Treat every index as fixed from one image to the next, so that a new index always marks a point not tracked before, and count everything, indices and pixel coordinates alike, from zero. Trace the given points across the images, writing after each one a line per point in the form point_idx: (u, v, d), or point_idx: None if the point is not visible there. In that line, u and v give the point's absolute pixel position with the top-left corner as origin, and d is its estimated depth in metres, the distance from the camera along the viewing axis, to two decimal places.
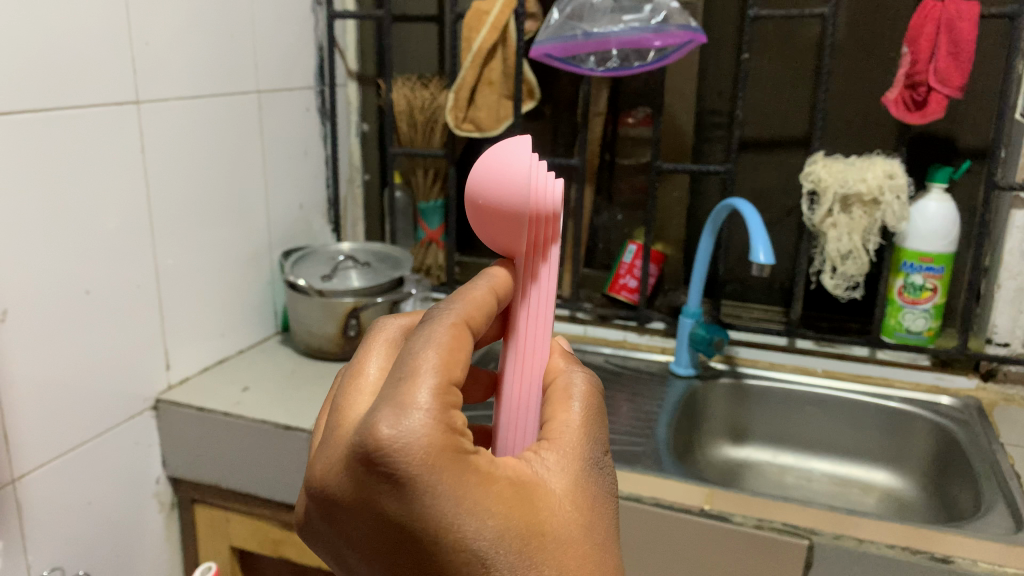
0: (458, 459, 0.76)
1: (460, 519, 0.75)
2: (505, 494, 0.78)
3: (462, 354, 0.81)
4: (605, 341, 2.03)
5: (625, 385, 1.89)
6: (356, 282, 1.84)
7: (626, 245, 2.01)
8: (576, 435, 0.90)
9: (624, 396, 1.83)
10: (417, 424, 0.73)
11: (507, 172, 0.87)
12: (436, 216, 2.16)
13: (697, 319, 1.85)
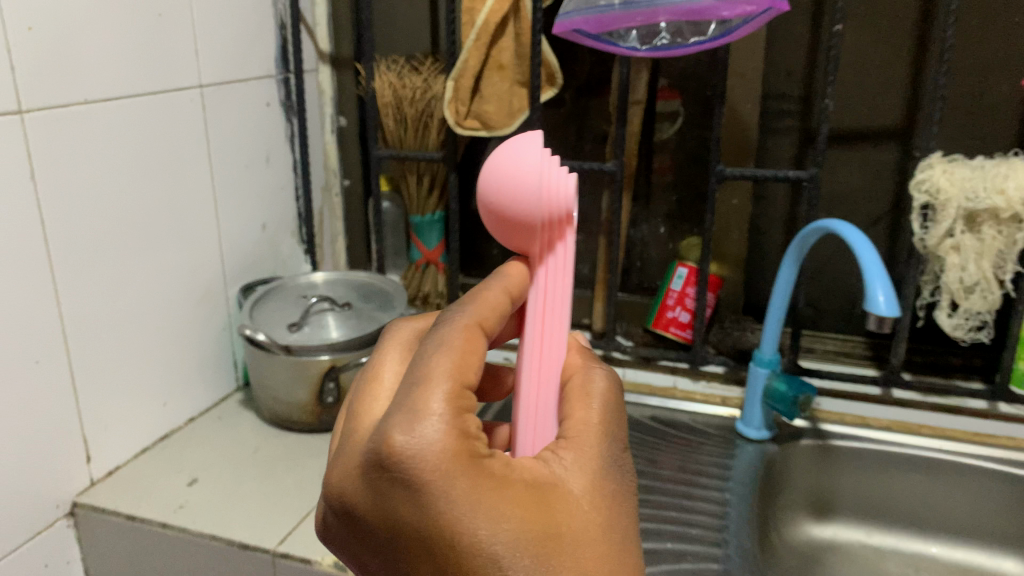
0: (473, 466, 0.74)
1: (476, 528, 0.74)
2: (523, 499, 0.77)
3: (476, 356, 0.80)
4: (649, 389, 1.64)
5: (678, 454, 1.50)
6: (335, 333, 1.43)
7: (675, 268, 1.60)
8: (597, 433, 0.88)
9: (681, 474, 1.44)
10: (430, 433, 0.72)
11: (518, 172, 0.83)
12: (435, 233, 1.74)
13: (773, 369, 1.46)
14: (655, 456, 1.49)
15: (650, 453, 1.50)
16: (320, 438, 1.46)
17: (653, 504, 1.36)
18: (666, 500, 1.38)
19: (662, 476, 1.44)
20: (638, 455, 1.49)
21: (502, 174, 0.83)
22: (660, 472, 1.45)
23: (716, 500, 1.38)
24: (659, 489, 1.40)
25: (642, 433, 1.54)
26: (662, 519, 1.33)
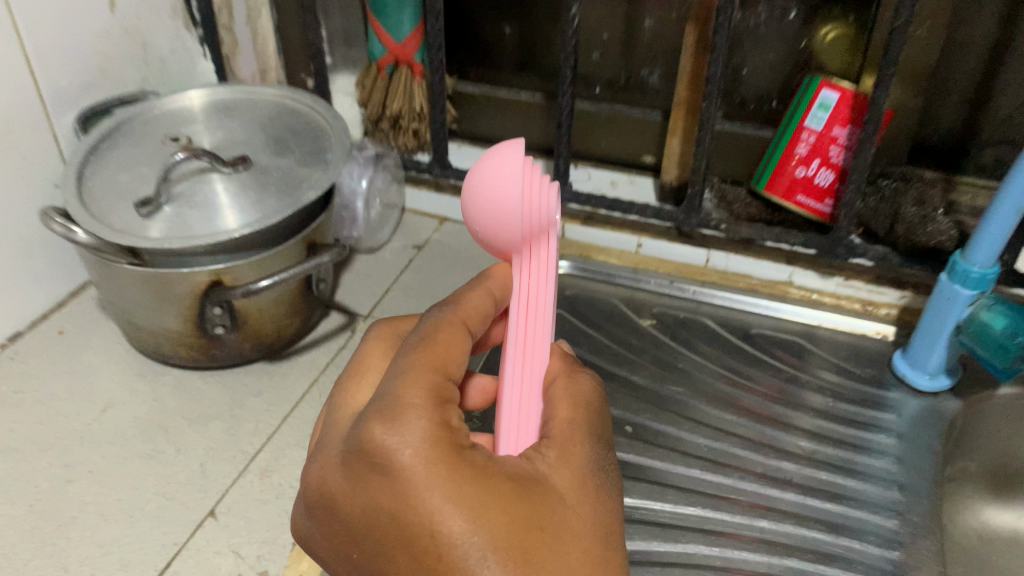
0: (453, 449, 0.49)
1: (449, 523, 0.47)
2: (517, 492, 0.50)
3: (462, 349, 0.56)
4: (747, 285, 1.04)
5: (802, 411, 0.90)
6: (224, 219, 0.81)
7: (817, 91, 0.91)
8: (579, 434, 0.57)
9: (808, 451, 0.85)
10: (407, 418, 0.49)
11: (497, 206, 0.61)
12: (404, 14, 1.04)
13: (982, 291, 0.83)
14: (764, 414, 0.89)
15: (755, 407, 0.90)
16: (215, 384, 0.89)
17: (772, 521, 0.78)
18: (791, 509, 0.79)
19: (780, 455, 0.84)
20: (733, 410, 0.89)
21: (478, 191, 0.61)
22: (774, 446, 0.85)
23: (877, 511, 0.79)
24: (777, 484, 0.81)
25: (740, 369, 0.95)
26: (793, 557, 0.75)
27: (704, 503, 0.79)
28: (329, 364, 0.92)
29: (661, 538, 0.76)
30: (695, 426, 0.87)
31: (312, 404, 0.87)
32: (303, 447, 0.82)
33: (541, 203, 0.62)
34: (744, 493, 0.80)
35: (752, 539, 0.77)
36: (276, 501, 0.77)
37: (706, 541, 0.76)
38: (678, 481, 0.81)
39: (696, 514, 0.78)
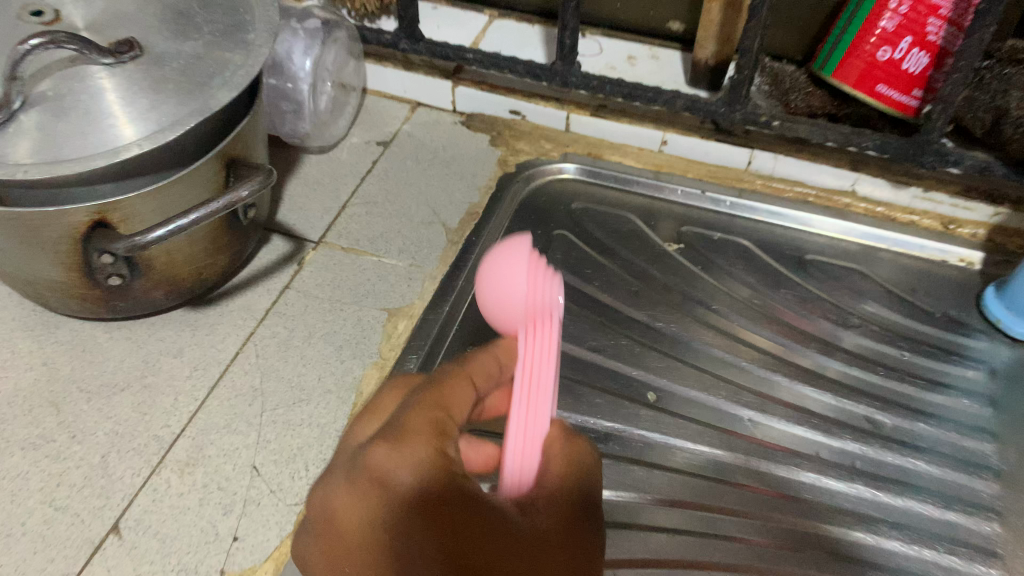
0: (441, 475, 0.39)
1: (414, 553, 0.37)
2: (508, 537, 0.38)
3: (468, 398, 0.45)
4: (797, 198, 0.83)
5: (869, 369, 0.71)
6: (120, 133, 0.56)
7: None
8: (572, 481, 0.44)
9: (881, 427, 0.68)
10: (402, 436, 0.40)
11: (505, 292, 0.51)
12: None
13: None
14: (822, 376, 0.71)
15: (811, 365, 0.72)
16: (124, 341, 0.70)
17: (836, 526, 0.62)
18: (862, 509, 0.63)
19: (846, 432, 0.67)
20: (783, 370, 0.71)
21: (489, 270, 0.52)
22: (839, 419, 0.68)
23: (970, 513, 0.62)
24: (842, 474, 0.64)
25: (791, 310, 0.75)
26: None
27: (751, 504, 0.62)
28: (268, 309, 0.72)
29: (699, 553, 0.59)
30: (736, 392, 0.69)
31: (245, 370, 0.68)
32: (234, 430, 0.64)
33: (548, 291, 0.50)
34: (802, 488, 0.64)
35: (812, 552, 0.60)
36: (200, 510, 0.60)
37: (754, 557, 0.60)
38: (715, 471, 0.64)
39: (743, 520, 0.61)
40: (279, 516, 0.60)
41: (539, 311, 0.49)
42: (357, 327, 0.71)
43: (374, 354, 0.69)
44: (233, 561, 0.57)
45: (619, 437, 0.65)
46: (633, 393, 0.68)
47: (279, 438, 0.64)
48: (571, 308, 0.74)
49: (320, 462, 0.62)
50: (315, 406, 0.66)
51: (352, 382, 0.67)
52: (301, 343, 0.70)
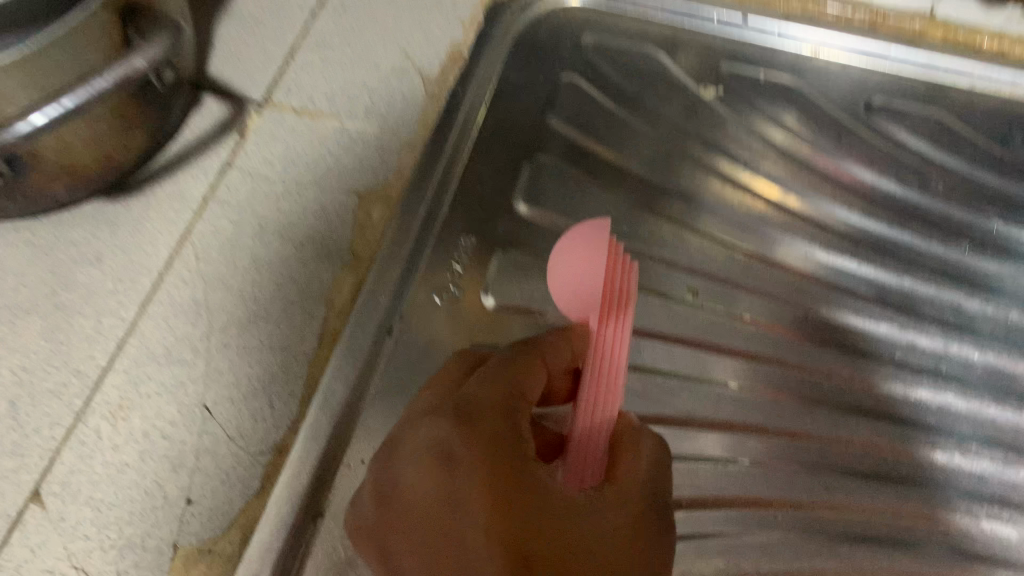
0: (507, 455, 0.37)
1: (473, 530, 0.35)
2: (574, 523, 0.36)
3: (541, 386, 0.41)
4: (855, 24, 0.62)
5: (944, 237, 0.60)
6: None
7: None
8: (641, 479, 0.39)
9: (957, 312, 0.59)
10: (472, 415, 0.39)
11: (578, 284, 0.44)
12: None
13: None
14: (887, 254, 0.60)
15: (874, 239, 0.61)
16: (23, 241, 0.55)
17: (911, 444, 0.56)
18: (936, 421, 0.56)
19: (919, 329, 0.59)
20: (844, 250, 0.60)
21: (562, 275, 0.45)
22: (912, 309, 0.59)
23: None
24: (918, 383, 0.57)
25: (854, 170, 0.62)
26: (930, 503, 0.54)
27: (819, 425, 0.55)
28: (207, 196, 0.57)
29: (760, 486, 0.53)
30: (785, 283, 0.59)
31: (185, 280, 0.54)
32: (176, 361, 0.51)
33: (623, 276, 0.44)
34: (875, 403, 0.56)
35: (881, 475, 0.55)
36: (142, 468, 0.48)
37: (819, 487, 0.54)
38: (771, 384, 0.56)
39: (808, 443, 0.55)
40: (242, 470, 0.48)
41: (616, 298, 0.43)
42: (320, 216, 0.56)
43: (346, 254, 0.55)
44: (189, 531, 0.47)
45: (655, 347, 0.55)
46: (668, 290, 0.57)
47: (234, 369, 0.51)
48: (587, 179, 0.60)
49: (288, 398, 0.51)
50: (275, 325, 0.53)
51: (320, 291, 0.54)
52: (252, 240, 0.55)
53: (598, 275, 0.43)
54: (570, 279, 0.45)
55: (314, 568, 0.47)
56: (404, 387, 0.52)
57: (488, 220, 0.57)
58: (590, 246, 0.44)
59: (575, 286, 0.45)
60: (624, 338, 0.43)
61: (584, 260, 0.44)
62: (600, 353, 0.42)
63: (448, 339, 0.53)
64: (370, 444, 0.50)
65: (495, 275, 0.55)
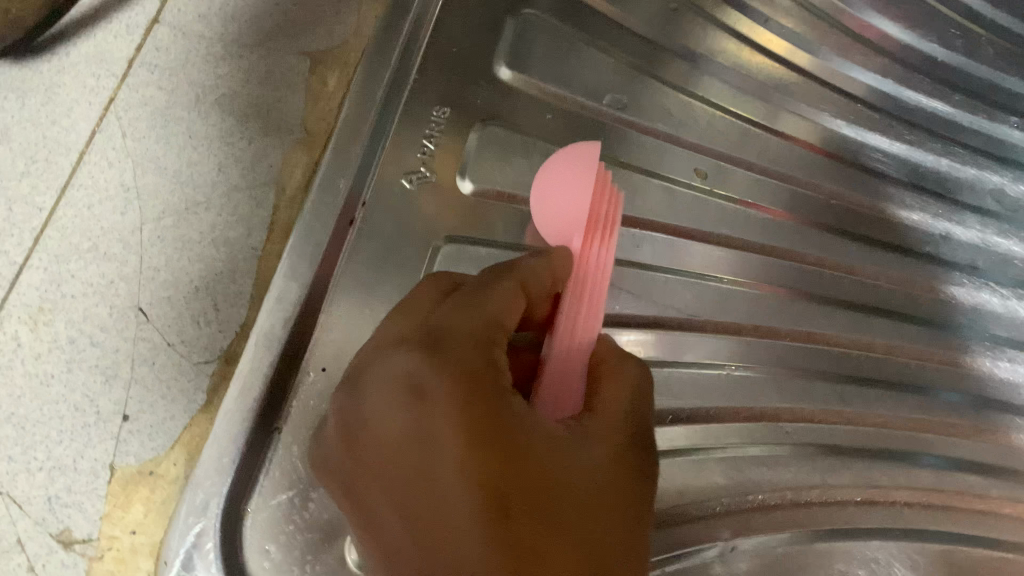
0: (486, 383, 0.30)
1: (447, 474, 0.29)
2: (560, 462, 0.30)
3: (518, 310, 0.34)
4: None
5: (971, 111, 0.56)
6: None
7: None
8: (628, 411, 0.34)
9: (973, 192, 0.56)
10: (447, 342, 0.32)
11: (560, 204, 0.41)
12: None
13: None
14: (910, 131, 0.55)
15: (901, 117, 0.55)
16: None
17: (922, 348, 0.54)
18: (944, 319, 0.55)
19: (937, 217, 0.55)
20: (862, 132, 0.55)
21: (546, 192, 0.42)
22: (933, 194, 0.55)
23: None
24: (932, 279, 0.54)
25: (889, 33, 0.54)
26: (934, 411, 0.53)
27: (839, 326, 0.51)
28: (132, 59, 0.48)
29: (769, 395, 0.49)
30: (802, 165, 0.53)
31: (110, 160, 0.46)
32: (105, 256, 0.44)
33: (608, 201, 0.41)
34: (892, 300, 0.53)
35: (894, 381, 0.53)
36: (69, 379, 0.42)
37: (831, 395, 0.50)
38: (788, 282, 0.51)
39: (825, 346, 0.51)
40: (184, 382, 0.43)
41: (601, 220, 0.40)
42: (266, 83, 0.48)
43: (297, 127, 0.48)
44: (127, 450, 0.41)
45: (656, 240, 0.48)
46: (673, 171, 0.49)
47: (171, 265, 0.44)
48: (582, 38, 0.51)
49: (234, 299, 0.44)
50: (218, 214, 0.46)
51: (268, 173, 0.47)
52: (186, 113, 0.47)
53: (581, 193, 0.41)
54: (552, 199, 0.42)
55: (270, 487, 0.42)
56: (369, 284, 0.45)
57: (466, 87, 0.48)
58: (575, 159, 0.42)
59: (555, 206, 0.42)
60: (607, 262, 0.40)
61: (567, 175, 0.42)
62: (584, 273, 0.38)
63: (419, 229, 0.46)
64: (329, 349, 0.44)
65: (474, 154, 0.48)
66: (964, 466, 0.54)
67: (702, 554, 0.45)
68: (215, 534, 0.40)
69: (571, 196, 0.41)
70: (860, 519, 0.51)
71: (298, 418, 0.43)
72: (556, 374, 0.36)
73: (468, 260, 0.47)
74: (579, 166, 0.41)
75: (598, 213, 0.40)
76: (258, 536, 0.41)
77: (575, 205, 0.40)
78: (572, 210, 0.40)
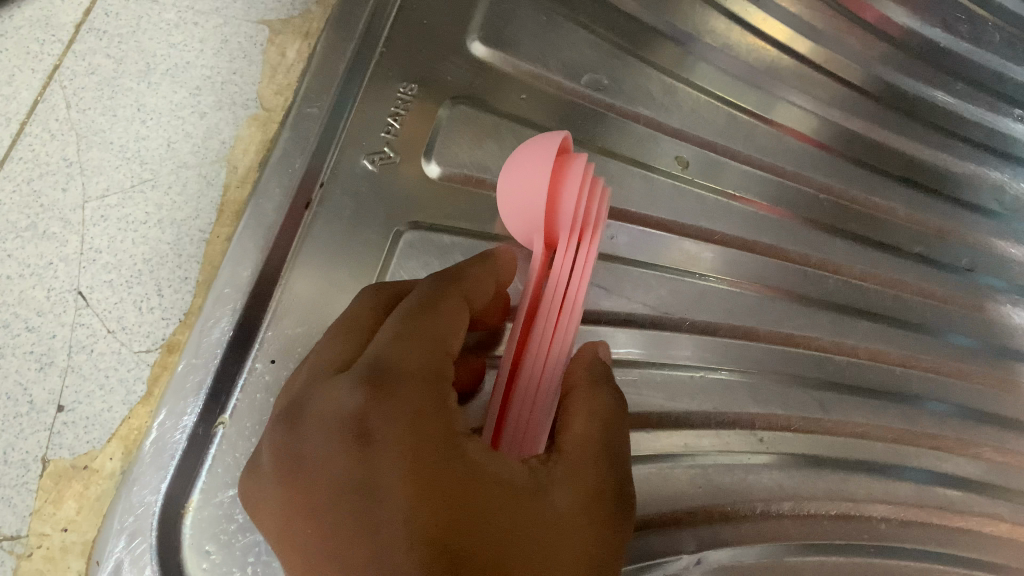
0: (437, 429, 0.28)
1: (393, 526, 0.26)
2: (512, 515, 0.28)
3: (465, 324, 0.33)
4: None
5: (974, 101, 0.53)
6: None
7: None
8: (596, 448, 0.31)
9: (971, 189, 0.54)
10: (393, 380, 0.29)
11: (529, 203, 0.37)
12: None
13: None
14: (904, 122, 0.53)
15: (898, 107, 0.53)
16: None
17: (909, 354, 0.51)
18: (932, 323, 0.52)
19: (930, 213, 0.53)
20: (855, 125, 0.52)
21: (511, 189, 0.37)
22: (928, 190, 0.53)
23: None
24: (919, 279, 0.52)
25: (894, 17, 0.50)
26: (917, 422, 0.51)
27: (822, 330, 0.49)
28: (79, 24, 0.45)
29: (742, 400, 0.46)
30: (792, 155, 0.50)
31: (53, 131, 0.43)
32: (44, 236, 0.41)
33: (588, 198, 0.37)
34: (879, 302, 0.51)
35: (880, 390, 0.51)
36: (2, 366, 0.39)
37: (811, 404, 0.48)
38: (769, 280, 0.48)
39: (806, 350, 0.49)
40: (124, 372, 0.40)
41: (575, 223, 0.36)
42: (221, 54, 0.46)
43: (253, 102, 0.46)
44: (60, 442, 0.39)
45: (633, 231, 0.45)
46: (652, 158, 0.47)
47: (114, 246, 0.42)
48: (563, 13, 0.48)
49: (181, 284, 0.42)
50: (166, 192, 0.43)
51: (221, 150, 0.45)
52: (136, 84, 0.45)
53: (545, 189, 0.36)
54: (521, 197, 0.37)
55: (212, 483, 0.38)
56: (325, 270, 0.42)
57: (436, 62, 0.46)
58: (540, 153, 0.36)
59: (525, 207, 0.37)
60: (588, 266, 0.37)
61: (530, 168, 0.37)
62: (556, 285, 0.36)
63: (380, 211, 0.43)
64: (281, 341, 0.40)
65: (444, 131, 0.44)
66: (942, 479, 0.52)
67: (666, 566, 0.43)
68: (150, 534, 0.37)
69: (536, 198, 0.36)
70: (833, 531, 0.49)
71: (245, 409, 0.39)
72: (526, 398, 0.34)
73: (431, 249, 0.43)
74: (540, 156, 0.36)
75: (570, 216, 0.36)
76: (197, 537, 0.37)
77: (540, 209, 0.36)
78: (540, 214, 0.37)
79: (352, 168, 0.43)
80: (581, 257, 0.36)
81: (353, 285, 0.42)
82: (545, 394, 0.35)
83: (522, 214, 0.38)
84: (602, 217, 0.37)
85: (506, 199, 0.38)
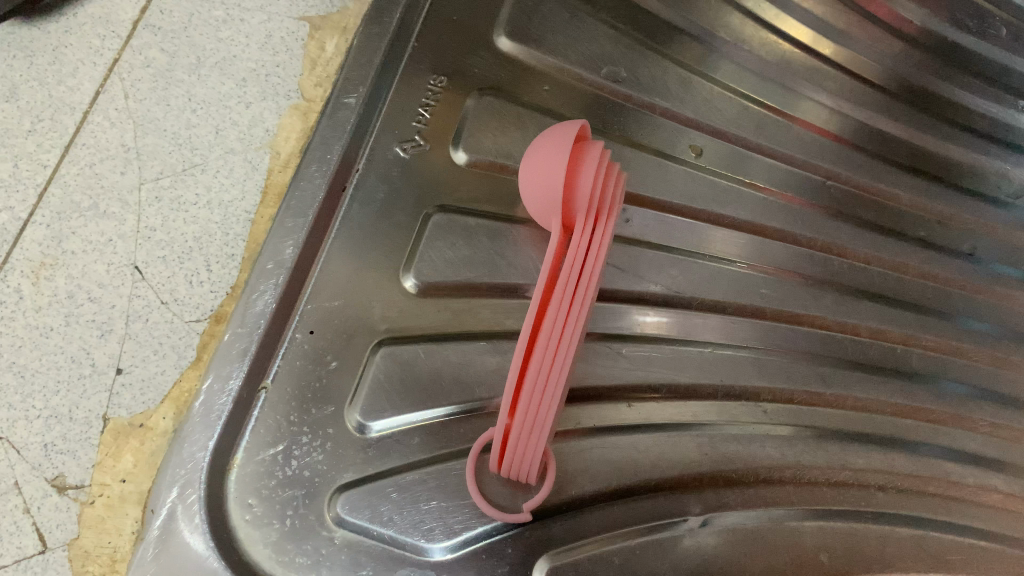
0: None
1: None
2: None
3: None
4: None
5: (981, 94, 0.55)
6: None
7: None
8: None
9: (973, 178, 0.57)
10: None
11: (546, 190, 0.39)
12: None
13: None
14: (911, 113, 0.56)
15: (909, 102, 0.55)
16: None
17: (909, 333, 0.55)
18: (929, 304, 0.56)
19: (932, 199, 0.56)
20: (863, 116, 0.55)
21: (534, 177, 0.40)
22: (930, 179, 0.57)
23: None
24: (922, 263, 0.56)
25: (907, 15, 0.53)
26: (915, 397, 0.55)
27: (826, 309, 0.53)
28: (136, 21, 0.49)
29: (749, 374, 0.50)
30: (801, 144, 0.53)
31: (113, 120, 0.47)
32: (104, 215, 0.45)
33: (603, 185, 0.38)
34: (883, 284, 0.55)
35: (875, 366, 0.54)
36: (67, 333, 0.43)
37: (813, 377, 0.52)
38: (777, 262, 0.52)
39: (810, 328, 0.53)
40: (176, 340, 0.44)
41: (591, 208, 0.38)
42: (266, 48, 0.50)
43: (294, 93, 0.50)
44: (119, 402, 0.42)
45: (647, 215, 0.48)
46: (668, 147, 0.50)
47: (168, 225, 0.46)
48: (585, 9, 0.50)
49: (227, 261, 0.46)
50: (214, 176, 0.47)
51: (265, 137, 0.49)
52: (187, 76, 0.49)
53: (559, 180, 0.38)
54: (543, 185, 0.39)
55: (255, 442, 0.40)
56: (360, 248, 0.45)
57: (464, 56, 0.49)
58: (557, 151, 0.39)
59: (545, 194, 0.40)
60: (604, 248, 0.38)
61: (549, 162, 0.39)
62: (571, 265, 0.37)
63: (412, 194, 0.46)
64: (318, 312, 0.43)
65: (470, 120, 0.48)
66: (937, 452, 0.56)
67: (674, 528, 0.44)
68: (200, 487, 0.39)
69: (553, 189, 0.39)
70: (835, 498, 0.50)
71: (286, 374, 0.42)
72: (534, 390, 0.37)
73: (458, 231, 0.46)
74: (558, 153, 0.39)
75: (583, 205, 0.38)
76: (241, 491, 0.40)
77: (557, 198, 0.39)
78: (558, 202, 0.39)
79: (387, 154, 0.46)
80: (596, 240, 0.37)
81: (384, 263, 0.45)
82: (553, 383, 0.37)
83: (544, 198, 0.40)
84: (613, 206, 0.38)
85: (530, 183, 0.40)
